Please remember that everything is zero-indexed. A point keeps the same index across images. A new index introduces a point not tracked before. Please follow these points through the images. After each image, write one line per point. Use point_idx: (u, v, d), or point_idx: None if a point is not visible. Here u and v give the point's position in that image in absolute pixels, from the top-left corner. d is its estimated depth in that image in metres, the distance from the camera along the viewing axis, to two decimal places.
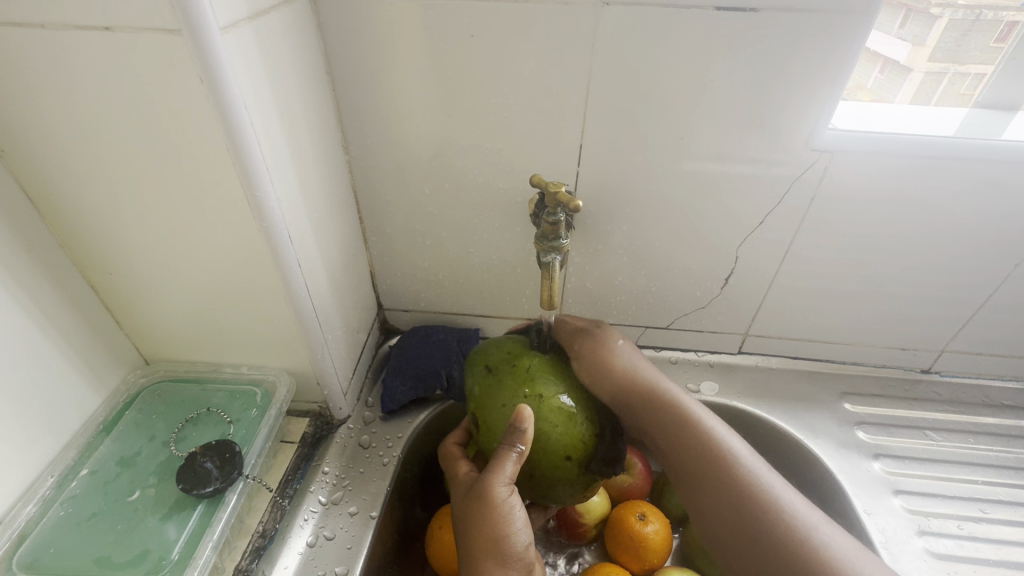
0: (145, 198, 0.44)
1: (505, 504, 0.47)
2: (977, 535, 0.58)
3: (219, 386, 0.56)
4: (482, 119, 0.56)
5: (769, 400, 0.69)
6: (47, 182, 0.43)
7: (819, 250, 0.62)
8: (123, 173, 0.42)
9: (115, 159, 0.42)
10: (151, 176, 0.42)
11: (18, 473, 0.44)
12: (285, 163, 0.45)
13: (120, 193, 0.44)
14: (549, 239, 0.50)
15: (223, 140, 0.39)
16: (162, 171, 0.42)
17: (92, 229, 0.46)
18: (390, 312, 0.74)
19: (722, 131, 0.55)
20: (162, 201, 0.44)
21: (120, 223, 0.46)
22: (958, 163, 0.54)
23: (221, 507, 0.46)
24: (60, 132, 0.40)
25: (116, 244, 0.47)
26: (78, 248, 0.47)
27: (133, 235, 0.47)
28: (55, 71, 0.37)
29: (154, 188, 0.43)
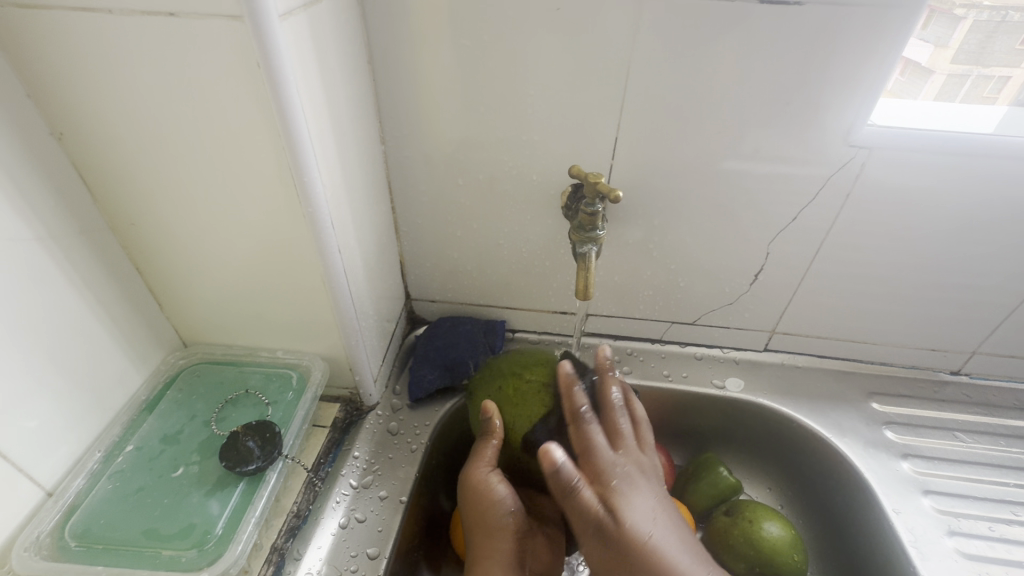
0: (194, 184, 0.45)
1: (489, 482, 0.52)
2: (1008, 537, 0.58)
3: (255, 369, 0.58)
4: (519, 111, 0.57)
5: (795, 398, 0.69)
6: (101, 164, 0.44)
7: (851, 248, 0.62)
8: (174, 159, 0.44)
9: (167, 145, 0.43)
10: (201, 162, 0.44)
11: (68, 446, 0.45)
12: (330, 151, 0.46)
13: (171, 178, 0.45)
14: (586, 229, 0.51)
15: (275, 127, 0.40)
16: (212, 156, 0.43)
17: (141, 213, 0.48)
18: (417, 303, 0.75)
19: (759, 126, 0.55)
20: (211, 187, 0.45)
21: (169, 207, 0.47)
22: (998, 162, 0.54)
23: (262, 486, 0.47)
24: (117, 117, 0.42)
25: (163, 226, 0.48)
26: (126, 231, 0.49)
27: (180, 219, 0.48)
28: (115, 55, 0.38)
29: (204, 174, 0.44)
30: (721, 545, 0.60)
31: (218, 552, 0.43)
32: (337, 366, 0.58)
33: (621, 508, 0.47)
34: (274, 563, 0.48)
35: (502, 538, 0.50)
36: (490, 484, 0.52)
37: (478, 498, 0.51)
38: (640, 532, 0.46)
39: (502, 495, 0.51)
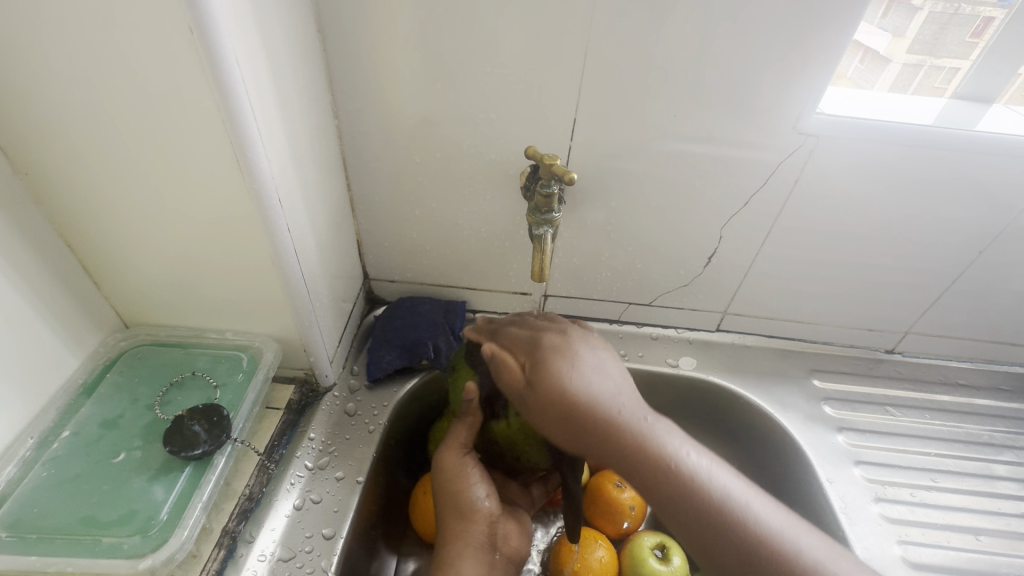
0: (128, 156, 0.42)
1: (461, 466, 0.51)
2: (927, 501, 0.63)
3: (204, 351, 0.56)
4: (476, 89, 0.55)
5: (743, 375, 0.72)
6: (21, 133, 0.41)
7: (798, 233, 0.64)
8: (106, 129, 0.41)
9: (96, 114, 0.40)
10: (134, 132, 0.41)
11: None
12: (275, 124, 0.44)
13: (103, 149, 0.42)
14: (542, 212, 0.50)
15: (213, 96, 0.38)
16: (147, 127, 0.41)
17: (71, 186, 0.45)
18: (375, 282, 0.74)
19: (713, 110, 0.55)
20: (147, 159, 0.43)
21: (99, 180, 0.44)
22: (934, 152, 0.56)
23: (209, 469, 0.46)
24: (39, 82, 0.38)
25: (94, 201, 0.46)
26: (54, 206, 0.46)
27: (113, 194, 0.45)
28: (29, 13, 0.35)
29: (140, 146, 0.42)
30: None
31: (162, 537, 0.42)
32: (289, 347, 0.57)
33: (549, 410, 0.47)
34: (225, 546, 0.48)
35: (475, 521, 0.50)
36: (467, 466, 0.51)
37: (458, 481, 0.51)
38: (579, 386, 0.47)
39: (475, 481, 0.51)
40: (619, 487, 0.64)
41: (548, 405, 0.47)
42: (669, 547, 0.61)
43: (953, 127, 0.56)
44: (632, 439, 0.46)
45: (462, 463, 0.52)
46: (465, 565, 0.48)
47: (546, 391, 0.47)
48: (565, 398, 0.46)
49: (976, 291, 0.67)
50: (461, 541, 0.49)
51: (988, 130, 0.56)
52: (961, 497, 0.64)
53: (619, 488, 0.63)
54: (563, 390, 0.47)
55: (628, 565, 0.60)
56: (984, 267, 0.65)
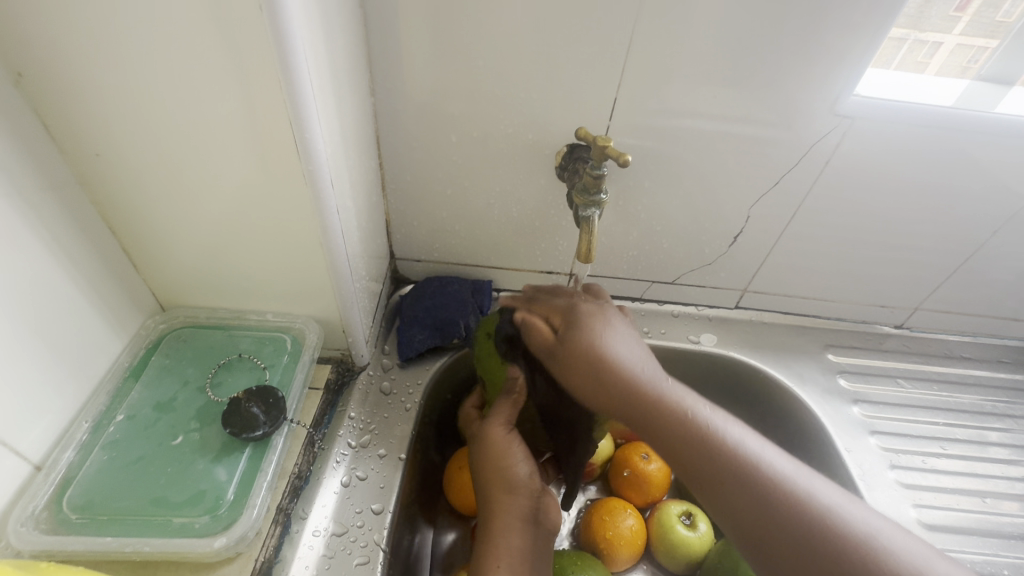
0: (180, 135, 0.41)
1: (504, 440, 0.54)
2: (937, 468, 0.67)
3: (246, 332, 0.56)
4: (518, 66, 0.55)
5: (762, 351, 0.75)
6: (67, 110, 0.40)
7: (824, 213, 0.66)
8: (158, 108, 0.40)
9: (150, 92, 0.39)
10: (188, 111, 0.40)
11: (54, 418, 0.43)
12: (328, 104, 0.43)
13: (153, 128, 0.41)
14: (590, 192, 0.50)
15: (276, 76, 0.37)
16: (202, 106, 0.39)
17: (117, 166, 0.43)
18: (401, 262, 0.74)
19: (753, 90, 0.56)
20: (200, 139, 0.42)
21: (146, 160, 0.43)
22: (963, 135, 0.58)
23: (269, 450, 0.47)
24: (91, 58, 0.37)
25: (139, 181, 0.44)
26: (97, 185, 0.45)
27: (159, 173, 0.44)
28: None
29: (192, 126, 0.41)
30: None
31: (232, 516, 0.42)
32: (330, 329, 0.57)
33: (578, 359, 0.50)
34: (281, 522, 0.48)
35: (520, 493, 0.52)
36: (512, 440, 0.54)
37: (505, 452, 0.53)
38: (612, 350, 0.50)
39: (519, 457, 0.53)
40: (646, 459, 0.66)
41: (579, 355, 0.50)
42: (695, 514, 0.64)
43: (974, 109, 0.57)
44: (668, 409, 0.46)
45: (504, 439, 0.54)
46: (512, 535, 0.50)
47: (574, 347, 0.51)
48: (597, 354, 0.50)
49: (985, 269, 0.70)
50: (505, 509, 0.51)
51: (1008, 113, 0.57)
52: (967, 463, 0.68)
53: (647, 460, 0.66)
54: (595, 346, 0.50)
55: (657, 531, 0.63)
56: (996, 246, 0.68)
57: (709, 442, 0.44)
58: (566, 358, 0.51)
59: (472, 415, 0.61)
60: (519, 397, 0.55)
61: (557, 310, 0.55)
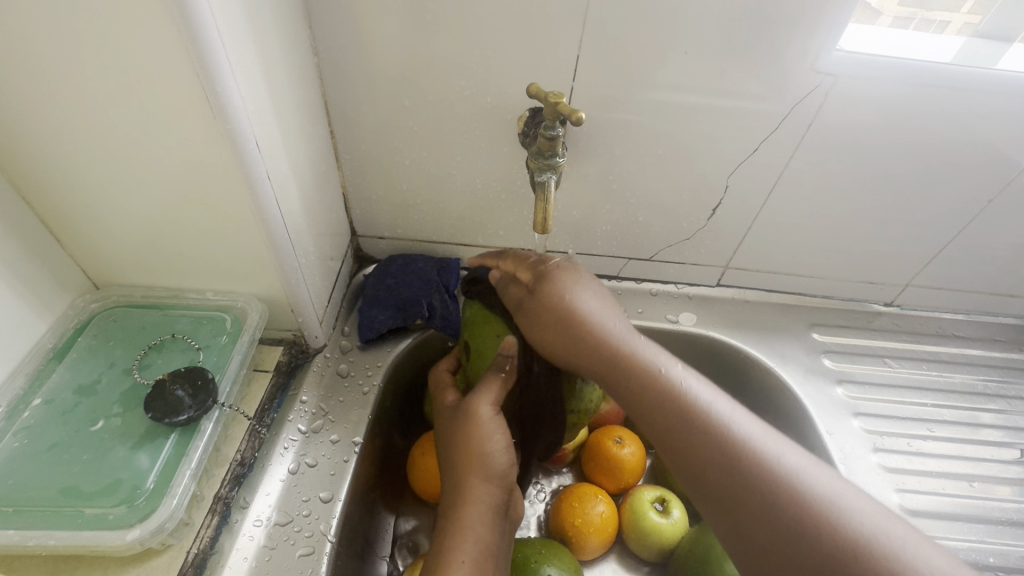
0: (81, 93, 0.38)
1: (487, 424, 0.48)
2: (923, 451, 0.64)
3: (183, 312, 0.52)
4: (470, 22, 0.50)
5: (743, 330, 0.71)
6: None
7: (807, 183, 0.62)
8: (51, 62, 0.36)
9: (40, 43, 0.35)
10: (85, 64, 0.36)
11: None
12: (247, 55, 0.39)
13: (50, 85, 0.37)
14: (545, 156, 0.48)
15: (175, 19, 0.33)
16: (100, 58, 0.36)
17: (18, 129, 0.40)
18: (364, 240, 0.70)
19: (727, 46, 0.51)
20: (105, 97, 0.38)
21: (49, 124, 0.40)
22: (956, 94, 0.53)
23: (196, 436, 0.44)
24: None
25: (45, 147, 0.41)
26: (1, 152, 0.41)
27: (66, 138, 0.40)
28: None
29: (93, 81, 0.37)
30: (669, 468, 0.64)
31: (150, 506, 0.40)
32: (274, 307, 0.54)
33: (546, 313, 0.50)
34: (219, 512, 0.46)
35: (496, 484, 0.46)
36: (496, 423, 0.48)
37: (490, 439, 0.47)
38: (573, 304, 0.49)
39: (499, 443, 0.47)
40: (619, 443, 0.63)
41: (545, 309, 0.50)
42: (669, 500, 0.61)
43: (972, 65, 0.53)
44: (612, 342, 0.47)
45: (488, 422, 0.48)
46: (479, 529, 0.44)
47: (547, 300, 0.50)
48: (563, 304, 0.49)
49: (980, 242, 0.66)
50: (477, 499, 0.45)
51: (1008, 69, 0.53)
52: (955, 445, 0.65)
53: (619, 443, 0.63)
54: (570, 304, 0.49)
55: (629, 517, 0.61)
56: (991, 217, 0.64)
57: (675, 395, 0.44)
58: (535, 315, 0.50)
59: (445, 382, 0.55)
60: (510, 375, 0.50)
61: (536, 279, 0.51)
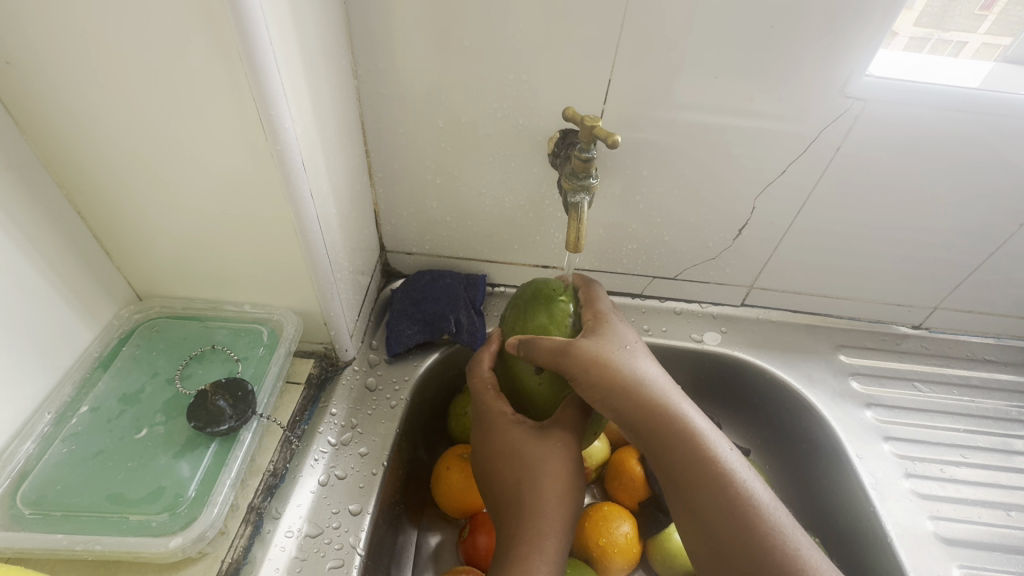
0: (143, 117, 0.40)
1: (569, 452, 0.50)
2: (957, 478, 0.62)
3: (221, 323, 0.54)
4: (505, 48, 0.52)
5: (769, 351, 0.71)
6: (26, 90, 0.39)
7: (833, 205, 0.62)
8: (118, 86, 0.38)
9: (110, 69, 0.37)
10: (150, 89, 0.38)
11: (11, 410, 0.42)
12: (299, 81, 0.41)
13: (115, 108, 0.39)
14: (579, 177, 0.49)
15: (239, 50, 0.35)
16: (164, 83, 0.38)
17: (81, 149, 0.42)
18: (392, 255, 0.71)
19: (755, 71, 0.52)
20: (165, 120, 0.40)
21: (109, 144, 0.42)
22: (987, 117, 0.53)
23: (235, 446, 0.45)
24: (45, 32, 0.35)
25: (104, 167, 0.43)
26: (62, 169, 0.43)
27: (123, 157, 0.42)
28: None
29: (157, 104, 0.39)
30: None
31: (191, 514, 0.41)
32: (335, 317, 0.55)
33: (541, 348, 0.49)
34: (252, 522, 0.47)
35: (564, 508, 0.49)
36: (575, 451, 0.51)
37: (574, 465, 0.50)
38: (612, 351, 0.50)
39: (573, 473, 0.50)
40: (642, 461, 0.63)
41: (594, 385, 0.48)
42: None
43: (1001, 90, 0.53)
44: (659, 405, 0.48)
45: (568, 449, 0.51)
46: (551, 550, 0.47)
47: (610, 375, 0.48)
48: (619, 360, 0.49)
49: (1011, 265, 0.66)
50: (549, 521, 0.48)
51: None
52: (990, 473, 0.63)
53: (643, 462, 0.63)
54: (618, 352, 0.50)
55: (655, 539, 0.60)
56: (1022, 241, 0.63)
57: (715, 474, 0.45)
58: (589, 378, 0.48)
59: (491, 388, 0.55)
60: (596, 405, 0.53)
61: (553, 353, 0.49)
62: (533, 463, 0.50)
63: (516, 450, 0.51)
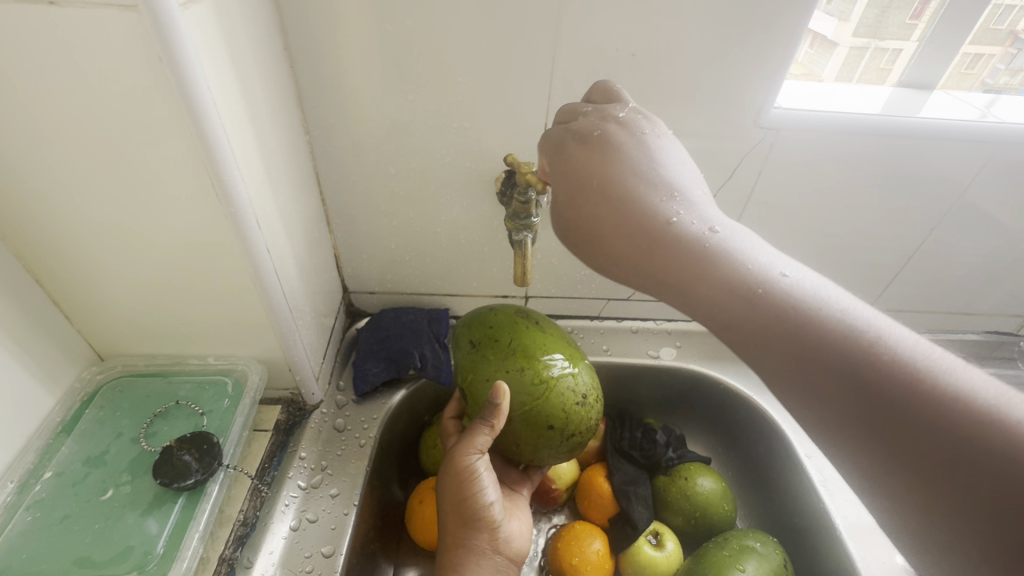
0: (96, 189, 0.42)
1: (475, 473, 0.50)
2: None
3: (186, 378, 0.55)
4: (448, 99, 0.56)
5: (721, 361, 0.75)
6: None
7: (763, 222, 0.67)
8: (72, 162, 0.40)
9: (63, 149, 0.39)
10: (102, 164, 0.40)
11: None
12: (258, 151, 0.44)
13: (70, 182, 0.41)
14: (521, 217, 0.53)
15: (189, 127, 0.38)
16: (118, 158, 0.40)
17: (34, 221, 0.43)
18: (355, 295, 0.73)
19: (680, 107, 0.57)
20: (119, 191, 0.42)
21: (65, 216, 0.43)
22: (888, 138, 0.59)
23: (202, 499, 0.46)
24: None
25: (61, 237, 0.45)
26: (19, 242, 0.45)
27: (79, 227, 0.44)
28: None
29: (110, 176, 0.41)
30: (665, 504, 0.66)
31: (161, 571, 0.42)
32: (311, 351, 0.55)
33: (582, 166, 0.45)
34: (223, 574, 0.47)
35: (478, 528, 0.50)
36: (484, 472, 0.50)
37: (478, 487, 0.50)
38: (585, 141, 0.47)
39: (482, 492, 0.50)
40: (607, 476, 0.67)
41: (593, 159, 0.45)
42: (662, 533, 0.63)
43: (897, 114, 0.59)
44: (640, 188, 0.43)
45: (475, 471, 0.50)
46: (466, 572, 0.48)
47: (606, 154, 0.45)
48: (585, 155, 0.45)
49: (930, 266, 0.72)
50: (467, 545, 0.50)
51: (929, 117, 0.59)
52: None
53: (610, 478, 0.66)
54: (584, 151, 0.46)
55: (624, 552, 0.63)
56: (936, 244, 0.69)
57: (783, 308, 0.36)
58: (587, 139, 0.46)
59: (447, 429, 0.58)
60: (497, 424, 0.49)
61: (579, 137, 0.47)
62: (453, 491, 0.50)
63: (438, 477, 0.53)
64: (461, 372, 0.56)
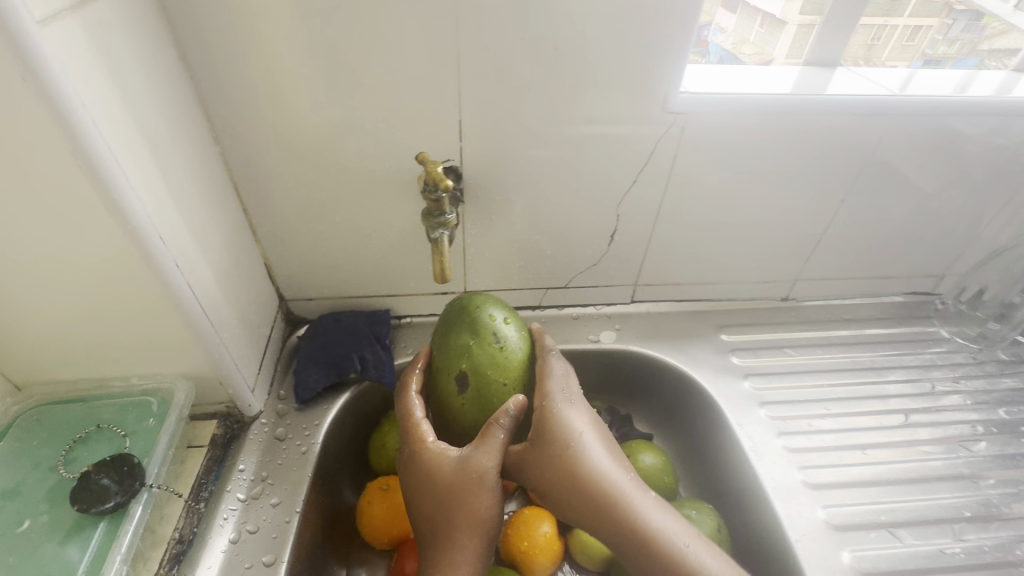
0: None
1: (491, 480, 0.52)
2: (821, 428, 0.70)
3: (109, 401, 0.54)
4: (359, 101, 0.56)
5: (659, 341, 0.77)
6: None
7: (686, 204, 0.69)
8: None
9: None
10: None
11: None
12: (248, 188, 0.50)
13: None
14: (435, 215, 0.55)
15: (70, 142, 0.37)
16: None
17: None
18: (293, 303, 0.73)
19: (591, 96, 0.58)
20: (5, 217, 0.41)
21: None
22: (794, 116, 0.62)
23: (125, 521, 0.47)
24: None
25: None
26: None
27: None
28: None
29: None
30: None
31: None
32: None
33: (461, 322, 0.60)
34: None
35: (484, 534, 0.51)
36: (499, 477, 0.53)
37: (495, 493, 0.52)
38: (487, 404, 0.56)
39: (491, 497, 0.52)
40: None
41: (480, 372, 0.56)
42: None
43: (805, 93, 0.62)
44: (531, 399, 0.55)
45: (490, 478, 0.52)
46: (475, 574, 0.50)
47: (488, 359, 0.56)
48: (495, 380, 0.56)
49: (846, 235, 0.75)
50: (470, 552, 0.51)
51: (835, 94, 0.62)
52: (850, 419, 0.72)
53: None
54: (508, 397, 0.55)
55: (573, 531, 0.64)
56: (848, 214, 0.73)
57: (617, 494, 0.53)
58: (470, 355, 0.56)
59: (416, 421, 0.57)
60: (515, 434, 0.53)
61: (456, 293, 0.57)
62: (467, 498, 0.51)
63: (440, 487, 0.52)
64: (468, 359, 0.55)
